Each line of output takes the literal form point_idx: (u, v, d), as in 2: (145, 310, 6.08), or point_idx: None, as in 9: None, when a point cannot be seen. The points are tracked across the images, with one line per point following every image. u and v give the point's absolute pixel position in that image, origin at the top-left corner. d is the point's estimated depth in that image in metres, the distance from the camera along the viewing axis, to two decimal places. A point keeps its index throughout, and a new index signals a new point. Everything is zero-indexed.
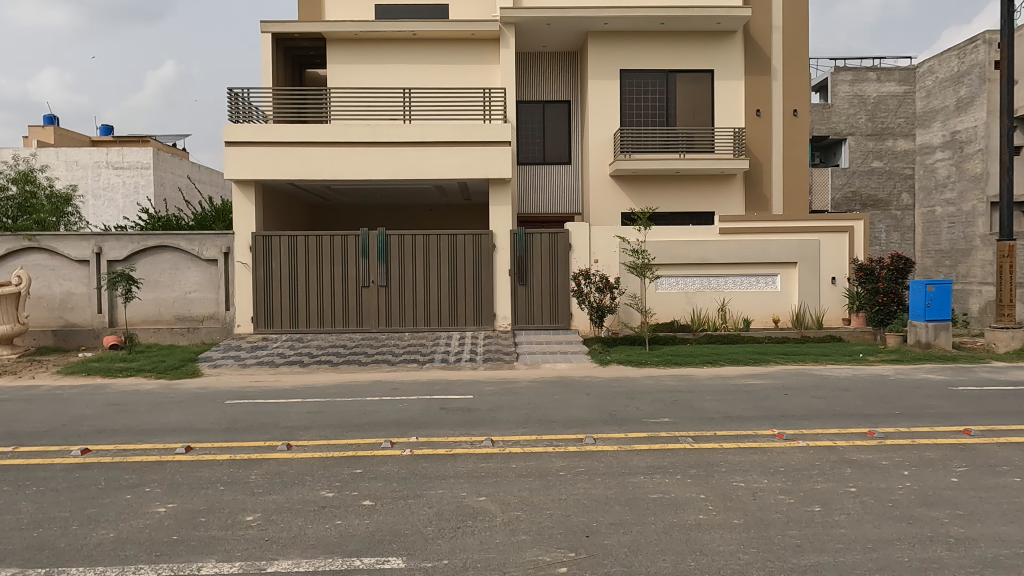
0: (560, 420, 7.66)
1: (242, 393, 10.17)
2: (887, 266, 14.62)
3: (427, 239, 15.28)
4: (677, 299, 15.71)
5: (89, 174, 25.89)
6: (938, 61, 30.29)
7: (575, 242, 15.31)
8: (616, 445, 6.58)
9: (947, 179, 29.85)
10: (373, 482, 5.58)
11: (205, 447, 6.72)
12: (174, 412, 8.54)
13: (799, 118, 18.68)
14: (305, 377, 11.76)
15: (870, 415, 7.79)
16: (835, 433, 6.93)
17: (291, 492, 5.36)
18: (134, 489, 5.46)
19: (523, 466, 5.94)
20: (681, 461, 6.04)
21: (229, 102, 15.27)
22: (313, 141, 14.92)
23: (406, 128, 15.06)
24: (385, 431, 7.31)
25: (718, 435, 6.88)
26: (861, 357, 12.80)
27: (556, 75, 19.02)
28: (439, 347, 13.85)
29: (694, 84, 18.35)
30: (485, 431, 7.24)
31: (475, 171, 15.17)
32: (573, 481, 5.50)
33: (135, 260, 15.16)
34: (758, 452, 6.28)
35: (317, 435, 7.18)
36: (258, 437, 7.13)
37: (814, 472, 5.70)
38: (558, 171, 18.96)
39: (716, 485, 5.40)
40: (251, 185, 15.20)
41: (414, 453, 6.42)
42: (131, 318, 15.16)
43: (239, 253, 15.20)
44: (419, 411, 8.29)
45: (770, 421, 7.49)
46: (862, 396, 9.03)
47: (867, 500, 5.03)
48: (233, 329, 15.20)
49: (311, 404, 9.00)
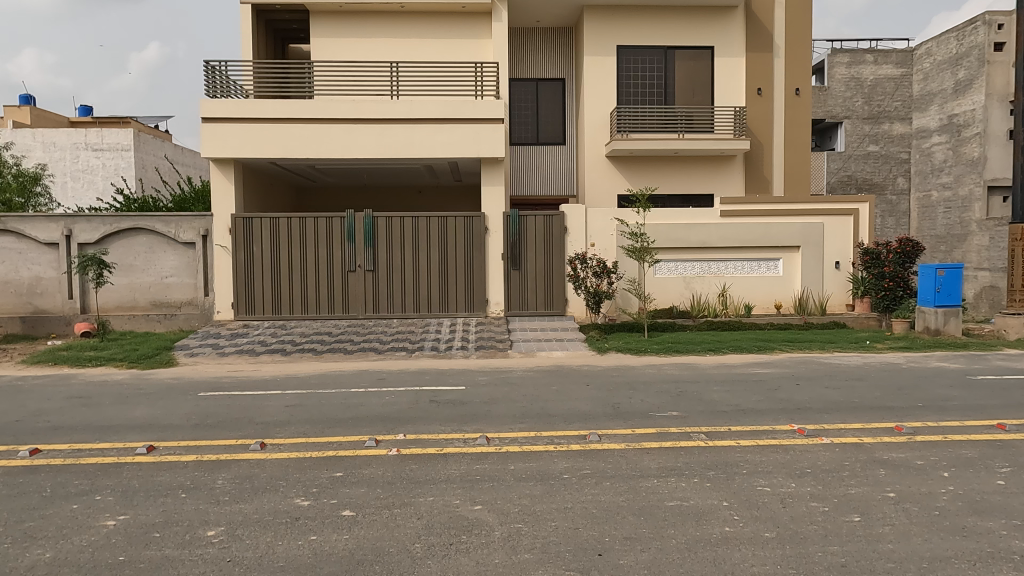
0: (561, 414, 7.07)
1: (217, 383, 9.51)
2: (893, 250, 14.13)
3: (417, 221, 14.59)
4: (676, 284, 15.14)
5: (68, 156, 24.94)
6: (936, 43, 29.92)
7: (571, 225, 14.69)
8: (624, 443, 5.99)
9: (944, 163, 29.45)
10: (355, 487, 4.97)
11: (169, 447, 6.06)
12: (140, 406, 7.86)
13: (802, 96, 18.09)
14: (288, 366, 11.11)
15: (893, 407, 7.27)
16: (860, 429, 6.39)
17: (261, 501, 4.74)
18: (83, 497, 4.82)
19: (522, 468, 5.35)
20: (696, 461, 5.47)
21: (205, 76, 14.43)
22: (294, 118, 14.14)
23: (394, 104, 14.31)
24: (370, 427, 6.69)
25: (733, 431, 6.33)
26: (868, 344, 12.31)
27: (550, 51, 18.28)
28: (428, 334, 13.22)
29: (693, 61, 17.70)
30: (479, 427, 6.63)
31: (466, 150, 14.45)
32: (580, 486, 4.92)
33: (107, 243, 14.37)
34: (780, 451, 5.72)
35: (295, 432, 6.56)
36: (230, 434, 6.49)
37: (845, 474, 5.15)
38: (552, 153, 18.31)
39: (739, 490, 4.83)
40: (230, 164, 14.42)
41: (401, 452, 5.82)
42: (104, 305, 14.42)
43: (217, 236, 14.45)
44: (407, 404, 7.68)
45: (787, 415, 6.95)
46: (877, 386, 8.52)
47: (910, 508, 4.49)
48: (213, 316, 14.51)
49: (291, 396, 8.36)
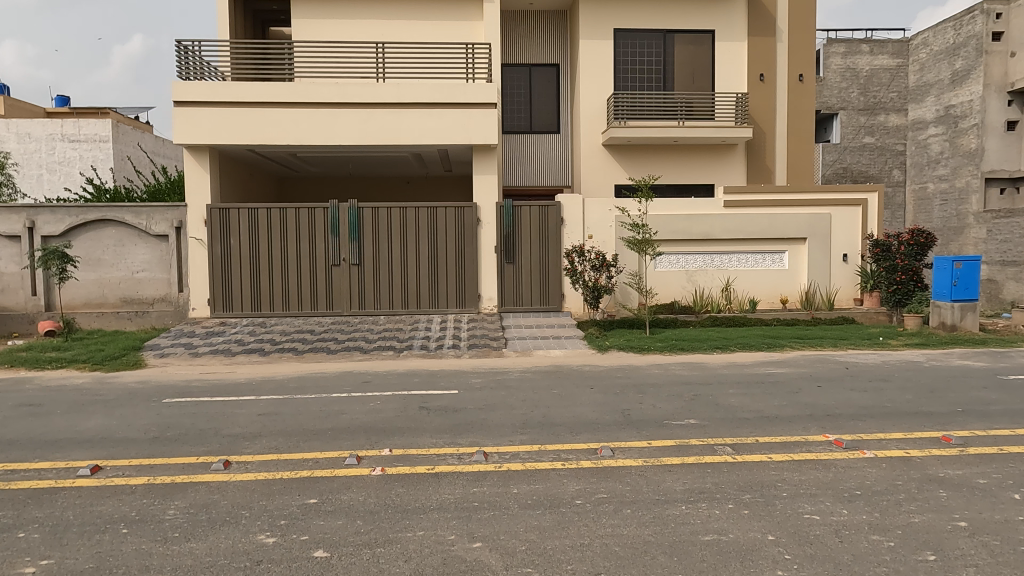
0: (565, 424, 6.32)
1: (186, 388, 8.68)
2: (905, 241, 13.43)
3: (404, 212, 13.78)
4: (677, 278, 14.42)
5: (43, 147, 23.82)
6: (933, 32, 29.33)
7: (567, 216, 13.95)
8: (640, 459, 5.26)
9: (941, 155, 28.98)
10: (331, 519, 4.20)
11: (120, 467, 5.27)
12: (94, 416, 7.04)
13: (806, 82, 17.36)
14: (265, 368, 10.29)
15: (931, 413, 6.58)
16: (903, 439, 5.71)
17: (218, 537, 3.96)
18: (3, 535, 4.03)
19: (527, 492, 4.60)
20: (726, 481, 4.75)
21: (177, 57, 13.49)
22: (274, 101, 13.27)
23: (380, 87, 13.47)
24: (351, 440, 5.92)
25: (763, 443, 5.62)
26: (882, 341, 11.65)
27: (545, 35, 17.47)
28: (418, 332, 12.47)
29: (694, 46, 16.98)
30: (474, 439, 5.88)
31: (457, 137, 13.64)
32: (597, 516, 4.18)
33: (73, 235, 13.45)
34: (820, 468, 5.01)
35: (265, 447, 5.77)
36: (191, 450, 5.70)
37: (902, 498, 4.45)
38: (547, 141, 17.55)
39: (784, 519, 4.11)
40: (205, 151, 13.54)
41: (386, 472, 5.06)
42: (70, 302, 13.52)
43: (192, 228, 13.57)
44: (394, 412, 6.91)
45: (818, 423, 6.25)
46: (907, 388, 7.83)
47: (992, 543, 3.78)
48: (188, 313, 13.65)
49: (265, 403, 7.56)
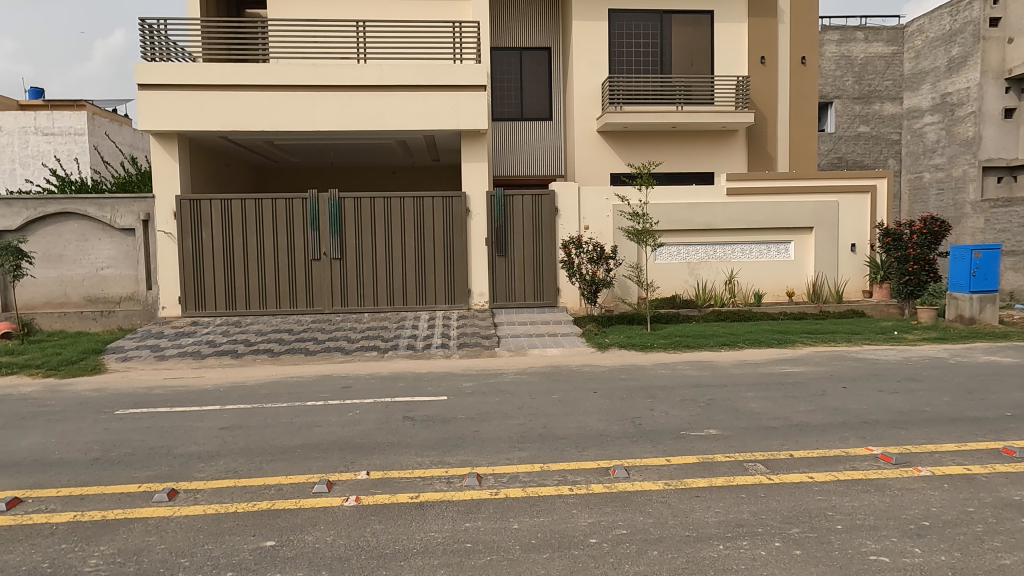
0: (569, 437, 5.54)
1: (145, 397, 7.80)
2: (918, 230, 12.64)
3: (389, 202, 12.93)
4: (679, 271, 13.70)
5: (16, 141, 22.67)
6: (929, 19, 28.69)
7: (562, 206, 13.18)
8: (660, 481, 4.48)
9: (937, 144, 28.47)
10: (289, 570, 3.39)
11: (45, 498, 4.43)
12: (31, 433, 6.15)
13: (808, 65, 16.60)
14: (237, 371, 9.43)
15: (978, 419, 5.86)
16: (958, 452, 4.97)
17: None
18: None
19: (530, 528, 3.81)
20: (767, 511, 3.98)
21: (142, 36, 12.51)
22: (247, 84, 12.36)
23: (361, 68, 12.59)
24: (324, 460, 5.11)
25: (799, 459, 4.87)
26: (898, 336, 10.97)
27: (536, 16, 16.58)
28: (404, 330, 11.69)
29: (692, 27, 16.19)
30: (466, 457, 5.08)
31: (444, 122, 12.79)
32: (618, 561, 3.40)
33: (33, 230, 12.49)
34: (873, 490, 4.26)
35: (222, 470, 4.94)
36: (135, 475, 4.86)
37: (981, 530, 3.70)
38: (539, 128, 16.74)
39: (846, 563, 3.35)
40: (173, 138, 12.64)
41: (362, 502, 4.25)
42: (30, 301, 12.55)
43: (161, 222, 12.67)
44: (375, 425, 6.09)
45: (855, 433, 5.50)
46: (942, 390, 7.10)
47: None
48: (158, 313, 12.75)
49: (230, 415, 6.70)
